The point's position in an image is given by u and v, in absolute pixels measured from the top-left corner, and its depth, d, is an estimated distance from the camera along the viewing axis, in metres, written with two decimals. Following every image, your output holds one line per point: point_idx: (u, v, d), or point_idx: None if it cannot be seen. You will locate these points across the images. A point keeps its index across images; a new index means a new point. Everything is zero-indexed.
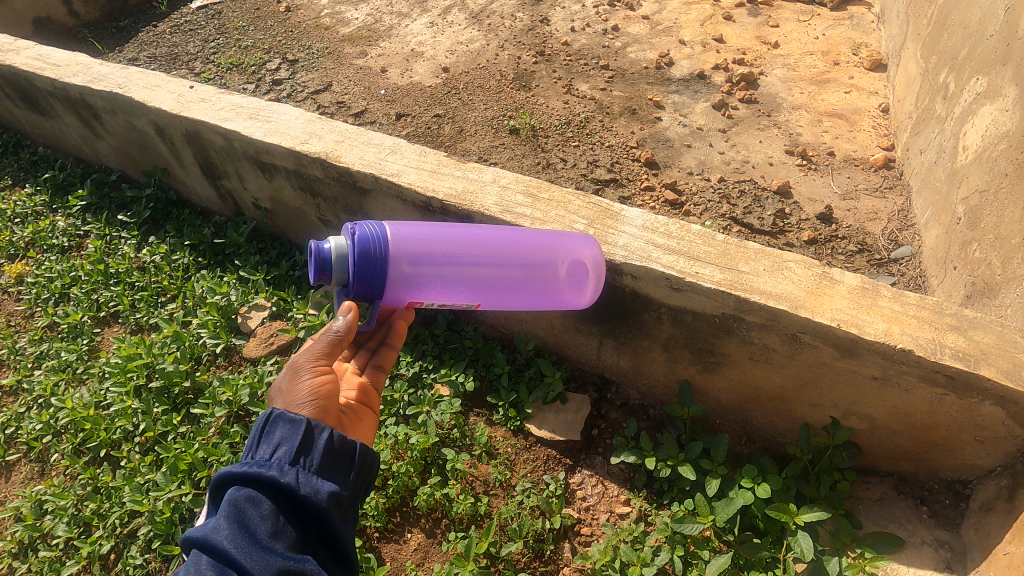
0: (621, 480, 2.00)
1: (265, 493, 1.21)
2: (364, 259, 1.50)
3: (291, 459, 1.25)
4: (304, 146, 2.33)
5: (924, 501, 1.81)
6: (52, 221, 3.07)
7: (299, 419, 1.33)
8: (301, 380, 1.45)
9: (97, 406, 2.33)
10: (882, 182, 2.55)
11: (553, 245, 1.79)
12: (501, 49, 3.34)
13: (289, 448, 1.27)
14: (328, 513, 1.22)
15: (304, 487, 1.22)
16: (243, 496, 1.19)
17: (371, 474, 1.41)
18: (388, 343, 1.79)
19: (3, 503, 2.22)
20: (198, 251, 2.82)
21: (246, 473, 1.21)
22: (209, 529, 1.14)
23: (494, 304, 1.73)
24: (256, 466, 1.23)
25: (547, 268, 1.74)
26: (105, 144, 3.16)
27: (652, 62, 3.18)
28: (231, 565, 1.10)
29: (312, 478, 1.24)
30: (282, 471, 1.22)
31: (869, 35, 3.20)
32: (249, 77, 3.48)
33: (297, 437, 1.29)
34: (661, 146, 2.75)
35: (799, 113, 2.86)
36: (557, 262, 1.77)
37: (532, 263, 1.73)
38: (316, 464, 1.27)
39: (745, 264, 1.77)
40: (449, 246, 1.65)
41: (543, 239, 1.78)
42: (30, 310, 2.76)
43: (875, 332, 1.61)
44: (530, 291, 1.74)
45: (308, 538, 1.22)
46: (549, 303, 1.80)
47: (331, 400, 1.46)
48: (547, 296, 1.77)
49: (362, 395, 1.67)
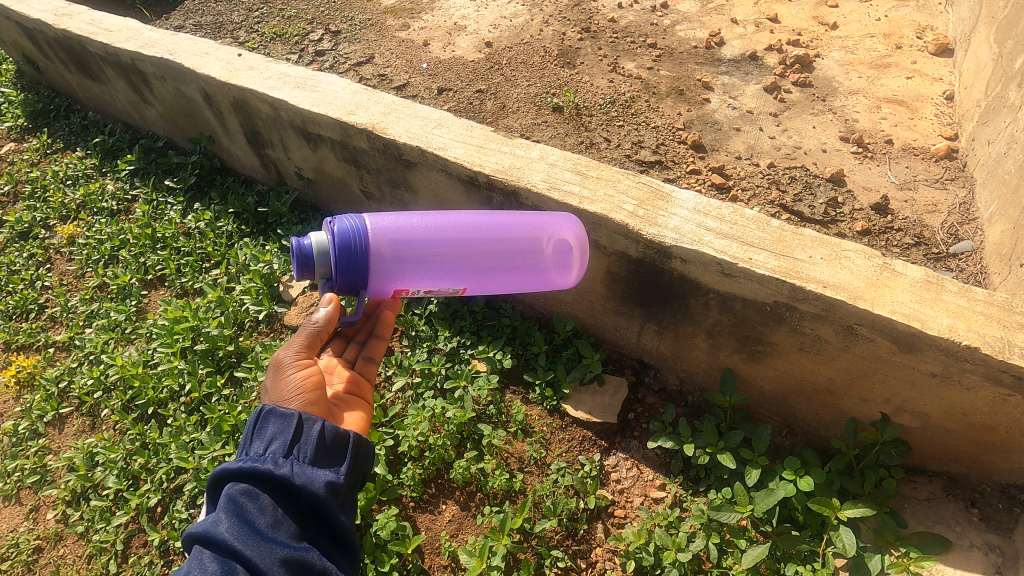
0: (657, 465, 1.99)
1: (263, 486, 1.26)
2: (347, 253, 1.57)
3: (284, 452, 1.31)
4: (350, 117, 2.32)
5: (975, 504, 1.76)
6: (101, 185, 3.15)
7: (291, 414, 1.39)
8: (286, 375, 1.54)
9: (145, 365, 2.41)
10: (943, 174, 2.44)
11: (534, 225, 1.85)
12: (546, 25, 3.27)
13: (283, 442, 1.33)
14: (325, 502, 1.29)
15: (300, 478, 1.28)
16: (240, 490, 1.24)
17: (365, 461, 1.48)
18: (376, 334, 1.85)
19: (57, 453, 2.32)
20: (242, 219, 2.86)
21: (242, 469, 1.26)
22: (209, 524, 1.19)
23: (482, 286, 1.80)
24: (252, 460, 1.28)
25: (531, 249, 1.81)
26: (152, 110, 3.21)
27: (702, 41, 3.07)
28: (234, 557, 1.15)
29: (307, 469, 1.31)
30: (277, 464, 1.28)
31: (936, 17, 3.03)
32: (292, 47, 3.48)
33: (290, 431, 1.35)
34: (708, 129, 2.67)
35: (856, 99, 2.74)
36: (542, 242, 1.84)
37: (515, 245, 1.80)
38: (309, 455, 1.33)
39: (802, 252, 1.72)
40: (431, 232, 1.71)
41: (525, 220, 1.84)
42: (82, 270, 2.85)
43: (939, 327, 1.55)
44: (516, 273, 1.81)
45: (306, 527, 1.28)
46: (537, 283, 1.87)
47: (316, 390, 1.54)
48: (533, 277, 1.85)
49: (352, 386, 1.75)
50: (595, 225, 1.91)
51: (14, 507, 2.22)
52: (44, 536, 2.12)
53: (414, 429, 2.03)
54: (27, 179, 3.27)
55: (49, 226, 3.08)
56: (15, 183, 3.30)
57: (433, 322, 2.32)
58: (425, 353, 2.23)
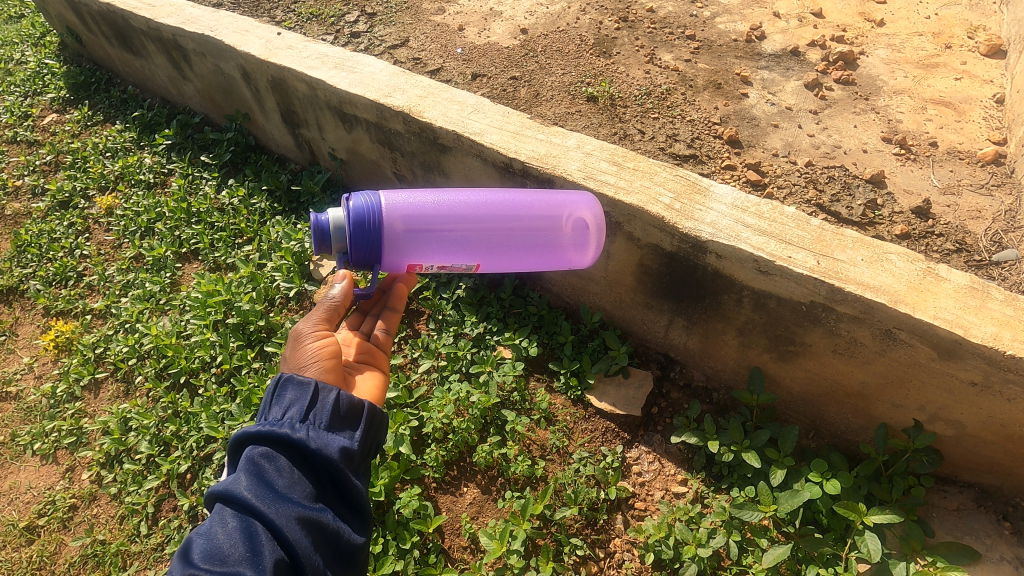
0: (679, 460, 1.99)
1: (280, 448, 1.28)
2: (359, 228, 1.58)
3: (300, 418, 1.33)
4: (388, 99, 2.33)
5: (1007, 517, 1.73)
6: (140, 158, 3.22)
7: (307, 382, 1.40)
8: (304, 344, 1.56)
9: (178, 335, 2.46)
10: (989, 179, 2.37)
11: (552, 203, 1.83)
12: (583, 13, 3.24)
13: (299, 408, 1.35)
14: (339, 466, 1.31)
15: (314, 442, 1.30)
16: (259, 453, 1.26)
17: (378, 432, 1.48)
18: (392, 308, 1.87)
19: (92, 416, 2.39)
20: (274, 196, 2.89)
21: (261, 432, 1.28)
22: (230, 483, 1.22)
23: (496, 262, 1.80)
24: (270, 425, 1.31)
25: (547, 228, 1.80)
26: (191, 86, 3.27)
27: (742, 34, 3.02)
28: (251, 514, 1.18)
29: (322, 434, 1.32)
30: (294, 428, 1.30)
31: (989, 17, 2.93)
32: (328, 28, 3.48)
33: (306, 398, 1.36)
34: (745, 124, 2.63)
35: (900, 99, 2.66)
36: (559, 220, 1.83)
37: (531, 223, 1.79)
38: (325, 420, 1.35)
39: (842, 253, 1.69)
40: (446, 210, 1.71)
41: (541, 199, 1.82)
42: (119, 241, 2.92)
43: (982, 336, 1.51)
44: (530, 249, 1.80)
45: (321, 490, 1.30)
46: (554, 263, 1.87)
47: (334, 358, 1.56)
48: (550, 256, 1.84)
49: (367, 357, 1.77)
50: (630, 217, 1.89)
51: (52, 466, 2.31)
52: (79, 495, 2.19)
53: (439, 412, 2.05)
54: (69, 150, 3.36)
55: (89, 196, 3.16)
56: (57, 153, 3.38)
57: (459, 307, 2.33)
58: (451, 338, 2.25)
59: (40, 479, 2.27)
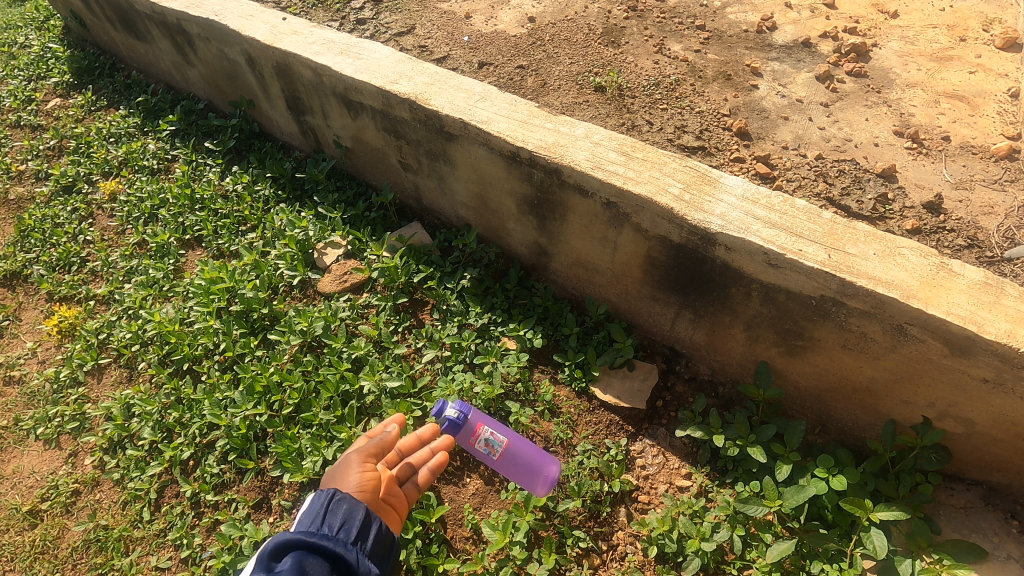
0: (683, 454, 1.98)
1: (327, 560, 1.26)
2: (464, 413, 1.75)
3: (352, 540, 1.34)
4: (394, 86, 2.30)
5: (1015, 516, 1.72)
6: (143, 144, 3.19)
7: (360, 504, 1.41)
8: (349, 474, 1.57)
9: (181, 322, 2.45)
10: (1002, 175, 2.33)
11: (530, 463, 1.82)
12: (592, 2, 3.19)
13: (349, 529, 1.36)
14: None
15: (362, 567, 1.30)
16: (308, 561, 1.22)
17: None
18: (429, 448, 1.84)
19: (95, 402, 2.39)
20: (278, 183, 2.87)
21: (316, 545, 1.25)
22: None
23: (520, 445, 1.83)
24: (323, 538, 1.28)
25: (532, 469, 1.82)
26: (195, 72, 3.24)
27: (753, 25, 2.97)
28: None
29: (366, 560, 1.33)
30: (347, 549, 1.31)
31: (1005, 10, 2.88)
32: (333, 14, 3.44)
33: (358, 522, 1.38)
34: (755, 116, 2.59)
35: (913, 92, 2.62)
36: (537, 467, 1.83)
37: (526, 461, 1.82)
38: (367, 549, 1.36)
39: (853, 246, 1.67)
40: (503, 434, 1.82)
41: (533, 453, 1.84)
42: (122, 227, 2.91)
43: (996, 332, 1.49)
44: (521, 464, 1.81)
45: None
46: (525, 477, 1.83)
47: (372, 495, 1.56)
48: (526, 473, 1.82)
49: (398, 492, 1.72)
50: (638, 208, 1.87)
51: (54, 451, 2.31)
52: (82, 480, 2.19)
53: (443, 402, 2.04)
54: (72, 135, 3.34)
55: (92, 182, 3.14)
56: (60, 138, 3.37)
57: (464, 297, 2.32)
58: (456, 328, 2.23)
59: (43, 464, 2.27)
